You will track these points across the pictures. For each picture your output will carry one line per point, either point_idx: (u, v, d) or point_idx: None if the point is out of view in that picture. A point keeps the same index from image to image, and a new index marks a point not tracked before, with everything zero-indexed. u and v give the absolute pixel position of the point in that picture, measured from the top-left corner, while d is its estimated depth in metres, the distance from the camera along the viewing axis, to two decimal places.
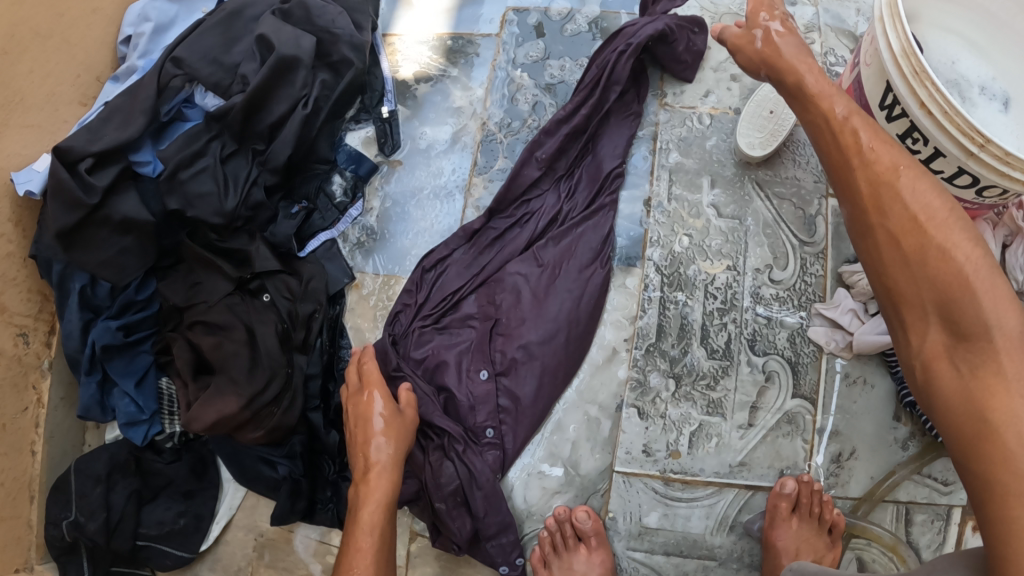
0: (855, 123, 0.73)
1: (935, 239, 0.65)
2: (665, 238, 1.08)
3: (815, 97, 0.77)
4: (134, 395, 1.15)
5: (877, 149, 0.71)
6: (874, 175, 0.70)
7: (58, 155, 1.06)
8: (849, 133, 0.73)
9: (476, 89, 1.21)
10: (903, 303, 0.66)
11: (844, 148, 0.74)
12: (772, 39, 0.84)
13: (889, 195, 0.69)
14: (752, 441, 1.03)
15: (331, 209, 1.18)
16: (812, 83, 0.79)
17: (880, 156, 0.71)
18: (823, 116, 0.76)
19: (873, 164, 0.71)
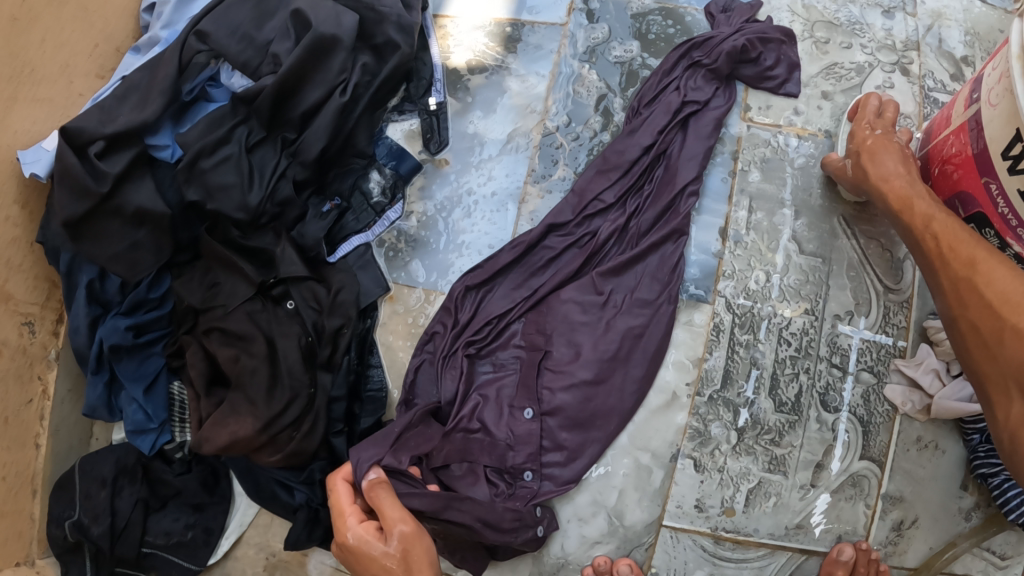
0: (934, 223, 0.75)
1: (1014, 325, 0.63)
2: (739, 272, 0.97)
3: (898, 210, 0.80)
4: (143, 402, 1.06)
5: (955, 246, 0.71)
6: (954, 271, 0.70)
7: (66, 137, 0.96)
8: (928, 233, 0.75)
9: (536, 84, 1.07)
10: (990, 385, 0.65)
11: (926, 249, 0.75)
12: (860, 152, 0.88)
13: (969, 285, 0.69)
14: (813, 502, 0.95)
15: (366, 209, 1.07)
16: (894, 193, 0.81)
17: (960, 246, 0.71)
18: (906, 222, 0.78)
19: (951, 261, 0.71)
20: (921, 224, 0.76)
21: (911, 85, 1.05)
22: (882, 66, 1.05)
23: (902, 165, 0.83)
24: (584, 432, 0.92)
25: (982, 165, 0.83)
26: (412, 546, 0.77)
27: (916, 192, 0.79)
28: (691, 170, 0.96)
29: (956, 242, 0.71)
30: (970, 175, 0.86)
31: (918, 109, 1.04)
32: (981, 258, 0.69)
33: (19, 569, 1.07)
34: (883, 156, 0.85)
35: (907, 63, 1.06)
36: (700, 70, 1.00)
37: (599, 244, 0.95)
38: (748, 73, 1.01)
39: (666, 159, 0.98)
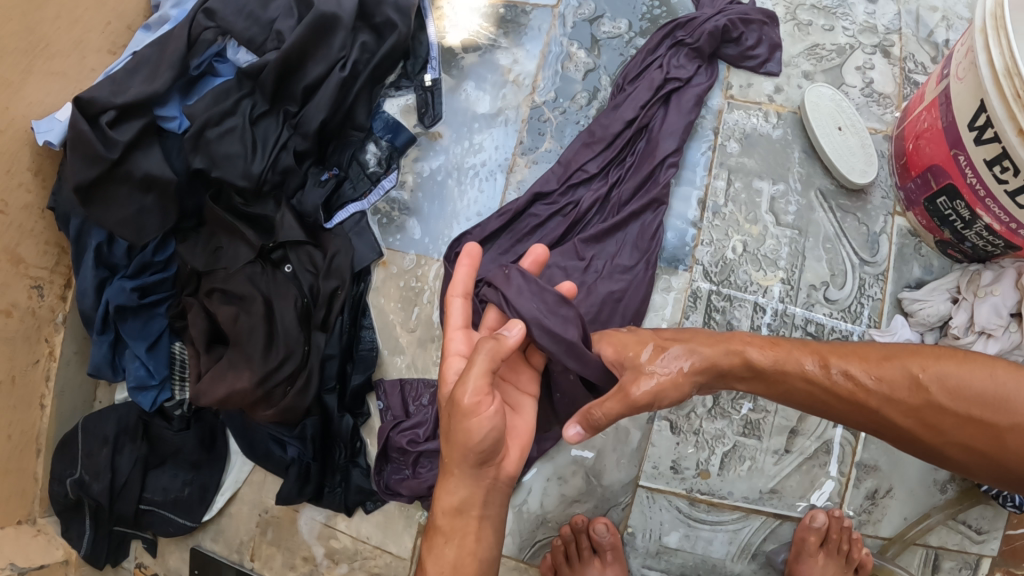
0: (836, 365, 0.73)
1: (1002, 425, 0.68)
2: (717, 241, 1.00)
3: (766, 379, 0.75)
4: (145, 358, 1.11)
5: (880, 371, 0.72)
6: (906, 402, 0.71)
7: (80, 106, 1.02)
8: (844, 379, 0.73)
9: (527, 63, 1.12)
10: (1013, 476, 0.70)
11: (849, 396, 0.73)
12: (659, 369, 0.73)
13: (933, 412, 0.70)
14: (786, 468, 0.97)
15: (363, 179, 1.11)
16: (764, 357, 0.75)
17: (889, 372, 0.72)
18: (804, 386, 0.74)
19: (894, 393, 0.71)
20: (824, 375, 0.73)
21: (891, 66, 1.06)
22: (863, 48, 1.07)
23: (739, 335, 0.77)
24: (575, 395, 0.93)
25: (951, 138, 0.86)
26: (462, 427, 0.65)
27: (773, 347, 0.76)
28: (672, 143, 1.00)
29: (884, 373, 0.72)
30: (940, 148, 0.89)
31: (897, 91, 1.05)
32: (919, 372, 0.71)
33: (20, 527, 1.17)
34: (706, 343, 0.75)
35: (888, 46, 1.07)
36: (683, 49, 1.04)
37: (581, 213, 0.99)
38: (730, 53, 1.05)
39: (647, 133, 1.02)
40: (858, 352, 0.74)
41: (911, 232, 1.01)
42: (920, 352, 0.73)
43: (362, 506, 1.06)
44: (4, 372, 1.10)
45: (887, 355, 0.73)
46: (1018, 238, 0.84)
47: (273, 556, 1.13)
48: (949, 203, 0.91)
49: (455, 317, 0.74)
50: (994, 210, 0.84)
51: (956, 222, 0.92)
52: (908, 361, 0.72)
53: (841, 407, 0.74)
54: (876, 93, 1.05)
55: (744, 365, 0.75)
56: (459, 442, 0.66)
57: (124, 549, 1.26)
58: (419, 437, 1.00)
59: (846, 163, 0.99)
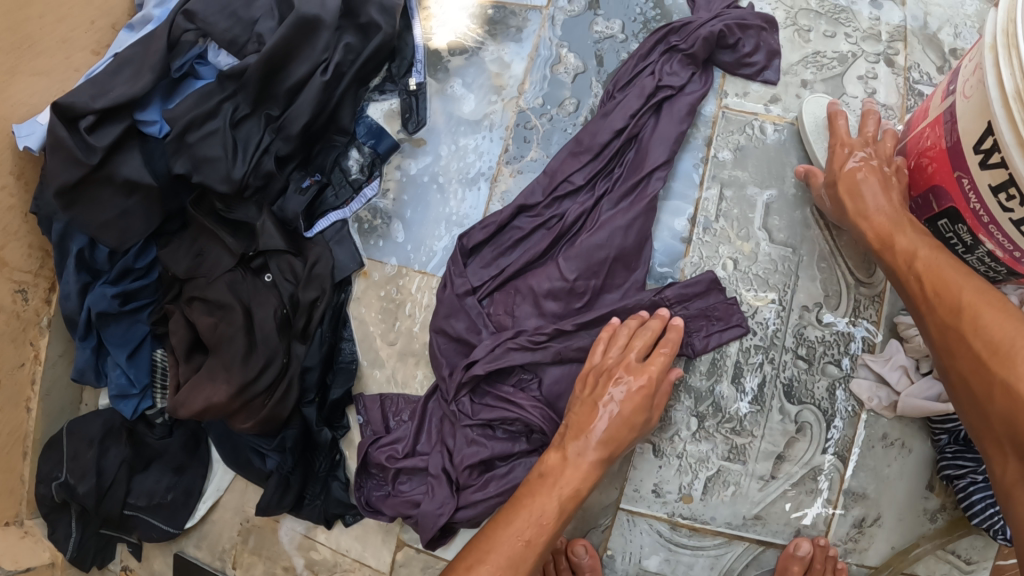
0: (916, 264, 0.80)
1: (999, 376, 0.64)
2: (707, 260, 0.96)
3: (878, 248, 0.85)
4: (126, 366, 1.10)
5: (943, 287, 0.75)
6: (942, 317, 0.74)
7: (57, 110, 1.00)
8: (913, 276, 0.79)
9: (515, 66, 1.07)
10: (982, 436, 0.66)
11: (913, 291, 0.79)
12: (840, 183, 0.89)
13: (956, 333, 0.71)
14: (772, 494, 0.95)
15: (345, 186, 1.08)
16: (874, 231, 0.86)
17: (947, 290, 0.75)
18: (890, 262, 0.83)
19: (940, 306, 0.75)
20: (905, 266, 0.81)
21: (895, 76, 1.00)
22: (866, 56, 1.01)
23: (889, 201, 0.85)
24: (556, 411, 0.93)
25: (954, 159, 0.81)
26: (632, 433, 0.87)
27: (897, 229, 0.83)
28: (662, 154, 0.96)
29: (940, 284, 0.76)
30: (944, 168, 0.84)
31: (900, 103, 1.00)
32: (966, 304, 0.72)
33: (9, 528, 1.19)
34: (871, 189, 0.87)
35: (892, 54, 1.01)
36: (677, 55, 0.99)
37: (566, 226, 0.96)
38: (726, 59, 1.00)
39: (637, 143, 0.98)
40: (951, 268, 0.77)
41: None
42: (988, 292, 0.72)
43: (341, 519, 1.05)
44: None
45: (963, 280, 0.74)
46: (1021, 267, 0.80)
47: (254, 564, 1.13)
48: (951, 226, 0.87)
49: (658, 365, 0.87)
50: (997, 237, 0.79)
51: (957, 246, 0.88)
52: (968, 292, 0.73)
53: (908, 301, 0.80)
54: (878, 105, 1.00)
55: (881, 239, 0.84)
56: (620, 439, 0.86)
57: (110, 551, 1.27)
58: (398, 453, 0.97)
59: None
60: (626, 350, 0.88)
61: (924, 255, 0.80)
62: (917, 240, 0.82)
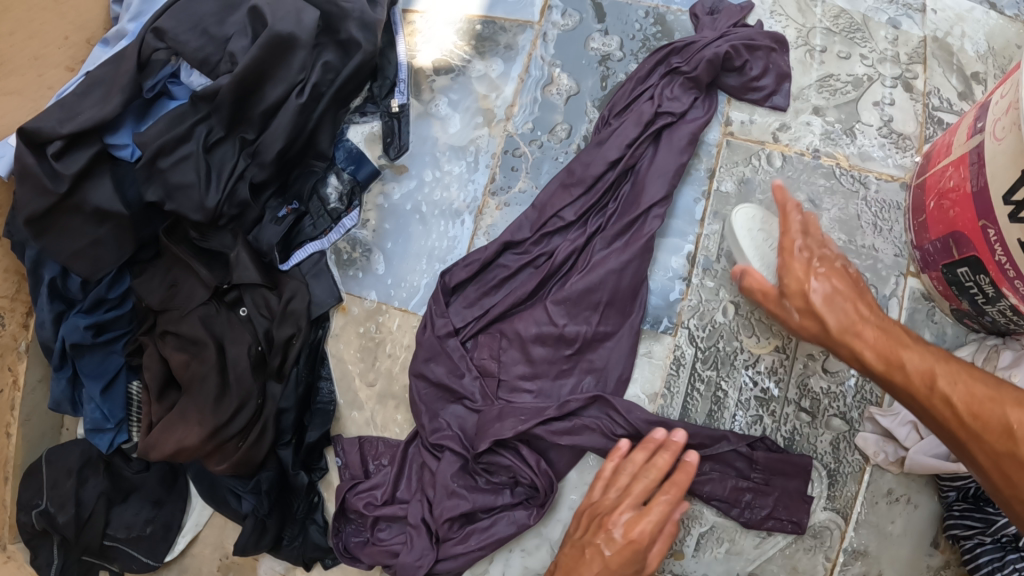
0: (939, 385, 0.67)
1: None
2: (705, 303, 0.90)
3: (885, 370, 0.70)
4: (100, 402, 1.06)
5: (979, 409, 0.64)
6: (991, 446, 0.64)
7: (23, 136, 0.95)
8: (939, 400, 0.67)
9: (504, 87, 1.00)
10: None
11: (942, 416, 0.67)
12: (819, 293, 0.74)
13: (1016, 466, 0.62)
14: (768, 552, 0.89)
15: (323, 216, 1.02)
16: (872, 348, 0.71)
17: (986, 408, 0.64)
18: (902, 385, 0.69)
19: (985, 432, 0.64)
20: (924, 387, 0.68)
21: (913, 102, 0.92)
22: (883, 80, 0.93)
23: (868, 310, 0.74)
24: (548, 461, 0.88)
25: (980, 204, 0.73)
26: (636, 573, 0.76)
27: (893, 341, 0.71)
28: (659, 189, 0.89)
29: (977, 409, 0.64)
30: (967, 214, 0.76)
31: (918, 132, 0.91)
32: (1018, 425, 0.62)
33: None
34: (843, 303, 0.74)
35: (910, 78, 0.93)
36: (678, 78, 0.91)
37: (555, 266, 0.90)
38: (731, 83, 0.92)
39: (633, 175, 0.91)
40: (967, 380, 0.66)
41: (925, 296, 0.90)
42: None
43: (320, 562, 1.01)
44: None
45: (997, 392, 0.65)
46: None
47: None
48: (971, 275, 0.79)
49: (657, 515, 0.76)
50: (1022, 292, 0.72)
51: (977, 295, 0.80)
52: (1012, 407, 0.63)
53: (932, 425, 0.68)
54: (893, 134, 0.92)
55: (884, 360, 0.70)
56: None
57: None
58: (376, 500, 0.93)
59: (847, 225, 0.90)
60: (624, 492, 0.79)
61: (939, 366, 0.68)
62: (921, 351, 0.70)
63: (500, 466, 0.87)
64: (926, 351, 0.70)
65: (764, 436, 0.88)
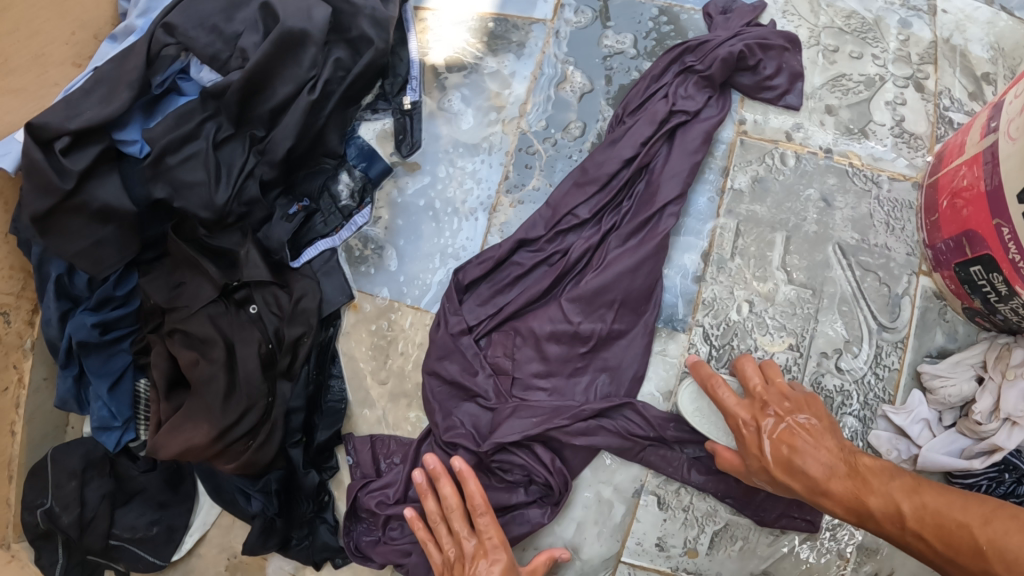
0: (908, 521, 0.68)
1: None
2: (720, 301, 0.89)
3: (858, 520, 0.72)
4: (107, 399, 1.05)
5: (946, 536, 0.65)
6: (974, 572, 0.63)
7: (30, 131, 0.93)
8: (911, 537, 0.68)
9: (516, 86, 1.00)
10: None
11: (919, 550, 0.67)
12: (776, 455, 0.76)
13: None
14: (781, 549, 0.90)
15: (334, 213, 1.01)
16: (838, 503, 0.73)
17: (956, 535, 0.64)
18: (878, 529, 0.70)
19: (959, 557, 0.64)
20: (896, 528, 0.69)
21: (925, 102, 0.93)
22: (894, 80, 0.93)
23: (827, 458, 0.74)
24: (562, 460, 0.88)
25: (993, 204, 0.74)
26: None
27: (852, 490, 0.72)
28: (673, 187, 0.89)
29: (944, 535, 0.65)
30: (980, 213, 0.77)
31: (929, 132, 0.92)
32: (986, 544, 0.61)
33: None
34: (804, 456, 0.75)
35: (921, 78, 0.93)
36: (691, 77, 0.92)
37: (569, 263, 0.90)
38: (745, 82, 0.92)
39: (647, 174, 0.91)
40: (925, 508, 0.67)
41: (937, 294, 0.90)
42: (996, 518, 0.62)
43: (331, 562, 1.00)
44: None
45: (961, 515, 0.65)
46: None
47: None
48: (984, 274, 0.80)
49: (494, 536, 0.81)
50: None
51: (989, 293, 0.81)
52: (977, 528, 0.63)
53: (919, 557, 0.68)
54: (905, 134, 0.92)
55: (857, 511, 0.71)
56: None
57: None
58: (388, 499, 0.92)
59: (860, 225, 0.91)
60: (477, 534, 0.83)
61: (904, 503, 0.68)
62: (884, 491, 0.70)
63: (516, 463, 0.87)
64: (887, 482, 0.71)
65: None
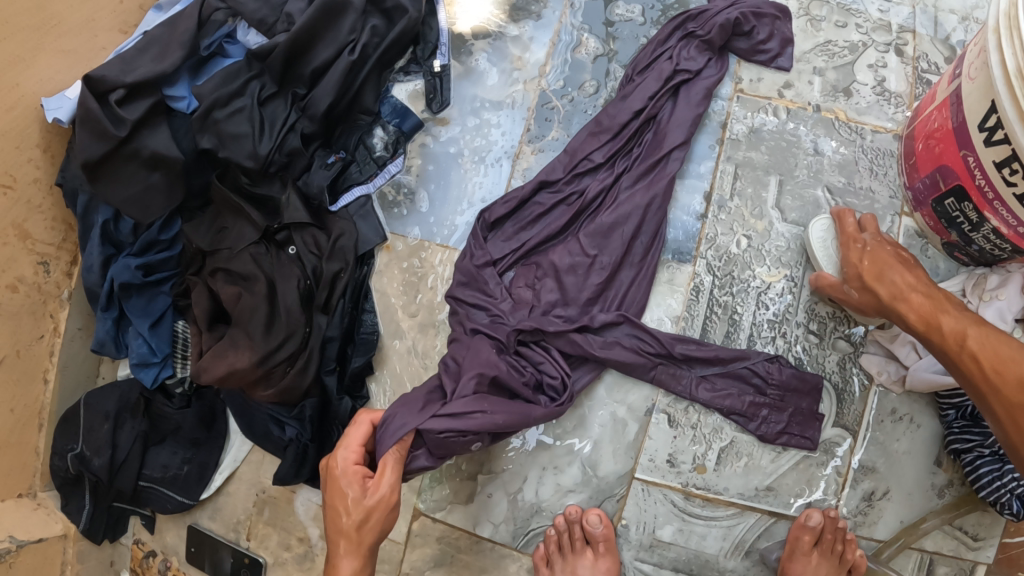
0: (969, 343, 0.77)
1: None
2: (722, 236, 0.99)
3: (923, 330, 0.82)
4: (148, 336, 1.11)
5: (1002, 365, 0.74)
6: (1008, 399, 0.73)
7: (88, 83, 0.99)
8: (967, 357, 0.77)
9: (537, 51, 1.11)
10: None
11: (967, 370, 0.77)
12: (869, 267, 0.88)
13: None
14: (784, 466, 0.97)
15: (369, 162, 1.11)
16: (915, 311, 0.83)
17: (1008, 366, 0.74)
18: (938, 343, 0.80)
19: (1003, 386, 0.74)
20: (955, 345, 0.78)
21: (904, 65, 1.05)
22: (876, 45, 1.05)
23: (914, 279, 0.85)
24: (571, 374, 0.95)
25: (960, 138, 0.84)
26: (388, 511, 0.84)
27: (935, 308, 0.82)
28: (679, 135, 0.99)
29: (1001, 364, 0.74)
30: (950, 149, 0.87)
31: (908, 91, 1.04)
32: None
33: (21, 501, 1.15)
34: (897, 275, 0.85)
35: (901, 44, 1.05)
36: (694, 41, 1.03)
37: (586, 202, 0.99)
38: (741, 46, 1.04)
39: (655, 124, 1.02)
40: (998, 341, 0.76)
41: (918, 233, 1.01)
42: None
43: None
44: (7, 347, 1.07)
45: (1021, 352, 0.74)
46: None
47: (269, 535, 1.15)
48: (957, 205, 0.90)
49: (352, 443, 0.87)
50: (1002, 213, 0.83)
51: (964, 225, 0.91)
52: None
53: (958, 377, 0.78)
54: (887, 92, 1.04)
55: (927, 322, 0.81)
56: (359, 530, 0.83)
57: (123, 525, 1.24)
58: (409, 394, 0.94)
59: (847, 172, 1.01)
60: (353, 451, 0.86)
61: (972, 329, 0.78)
62: (959, 317, 0.80)
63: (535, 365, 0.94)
64: (964, 313, 0.80)
65: (778, 354, 0.96)
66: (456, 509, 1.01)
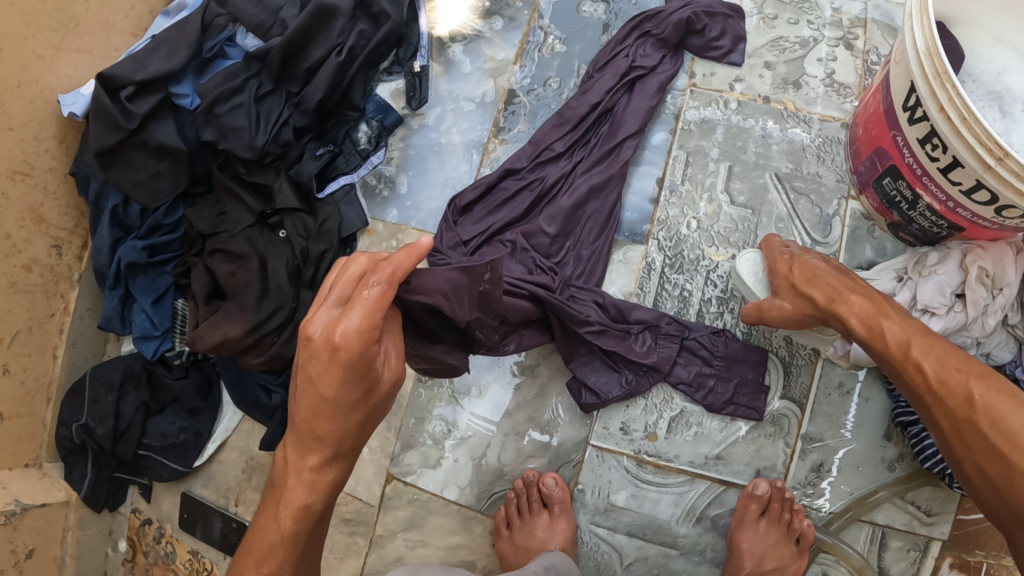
0: (913, 350, 0.79)
1: None
2: (673, 219, 1.08)
3: (866, 335, 0.84)
4: (151, 311, 1.21)
5: (946, 376, 0.77)
6: (952, 411, 0.75)
7: (103, 81, 1.11)
8: (912, 365, 0.79)
9: (507, 50, 1.20)
10: (1007, 522, 0.72)
11: (912, 379, 0.79)
12: (804, 273, 0.91)
13: (969, 428, 0.74)
14: (732, 435, 1.03)
15: (354, 154, 1.21)
16: (857, 316, 0.85)
17: (953, 377, 0.76)
18: (881, 348, 0.82)
19: (948, 398, 0.76)
20: (900, 353, 0.80)
21: (854, 58, 1.11)
22: (826, 40, 1.12)
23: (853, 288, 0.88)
24: (581, 258, 1.06)
25: (890, 120, 0.90)
26: (384, 398, 0.76)
27: (876, 314, 0.84)
28: (634, 125, 1.07)
29: (946, 376, 0.76)
30: (883, 131, 0.93)
31: (857, 82, 1.09)
32: (977, 394, 0.74)
33: (29, 470, 1.22)
34: (834, 283, 0.88)
35: (852, 38, 1.11)
36: (650, 40, 1.10)
37: (547, 187, 1.07)
38: (695, 43, 1.11)
39: (611, 117, 1.10)
40: (942, 351, 0.78)
41: (864, 215, 1.06)
42: (992, 377, 0.75)
43: None
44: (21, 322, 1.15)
45: (965, 364, 0.76)
46: (959, 218, 0.88)
47: (256, 500, 1.24)
48: (894, 185, 0.95)
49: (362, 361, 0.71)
50: (931, 189, 0.87)
51: (902, 204, 0.95)
52: (974, 381, 0.75)
53: (905, 384, 0.80)
54: (836, 84, 1.10)
55: (871, 330, 0.83)
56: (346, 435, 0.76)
57: (122, 494, 1.32)
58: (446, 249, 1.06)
59: (794, 160, 1.08)
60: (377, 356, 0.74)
61: (915, 338, 0.80)
62: (900, 323, 0.82)
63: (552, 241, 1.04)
64: (903, 321, 0.83)
65: (724, 328, 1.04)
66: (426, 474, 1.07)
